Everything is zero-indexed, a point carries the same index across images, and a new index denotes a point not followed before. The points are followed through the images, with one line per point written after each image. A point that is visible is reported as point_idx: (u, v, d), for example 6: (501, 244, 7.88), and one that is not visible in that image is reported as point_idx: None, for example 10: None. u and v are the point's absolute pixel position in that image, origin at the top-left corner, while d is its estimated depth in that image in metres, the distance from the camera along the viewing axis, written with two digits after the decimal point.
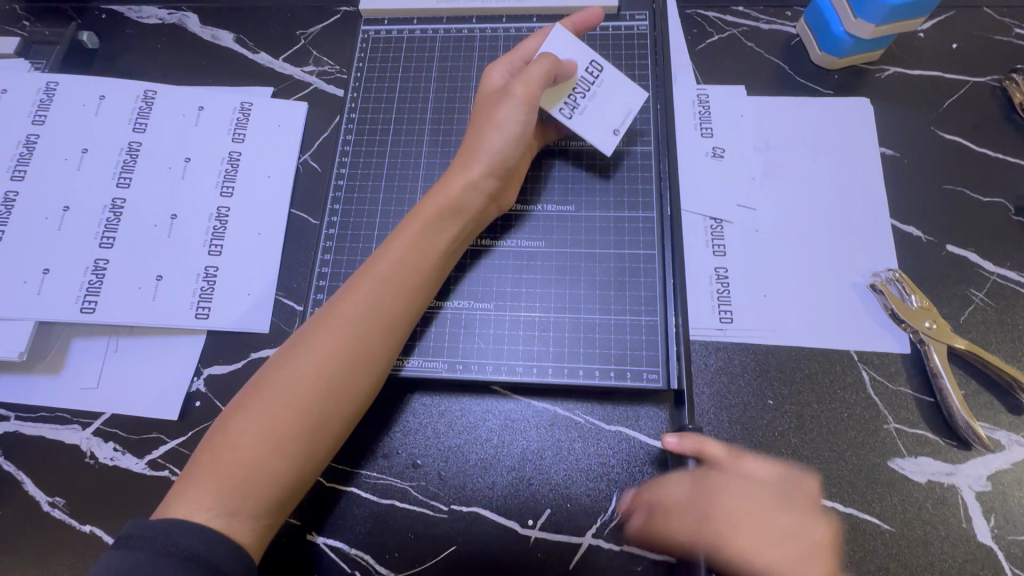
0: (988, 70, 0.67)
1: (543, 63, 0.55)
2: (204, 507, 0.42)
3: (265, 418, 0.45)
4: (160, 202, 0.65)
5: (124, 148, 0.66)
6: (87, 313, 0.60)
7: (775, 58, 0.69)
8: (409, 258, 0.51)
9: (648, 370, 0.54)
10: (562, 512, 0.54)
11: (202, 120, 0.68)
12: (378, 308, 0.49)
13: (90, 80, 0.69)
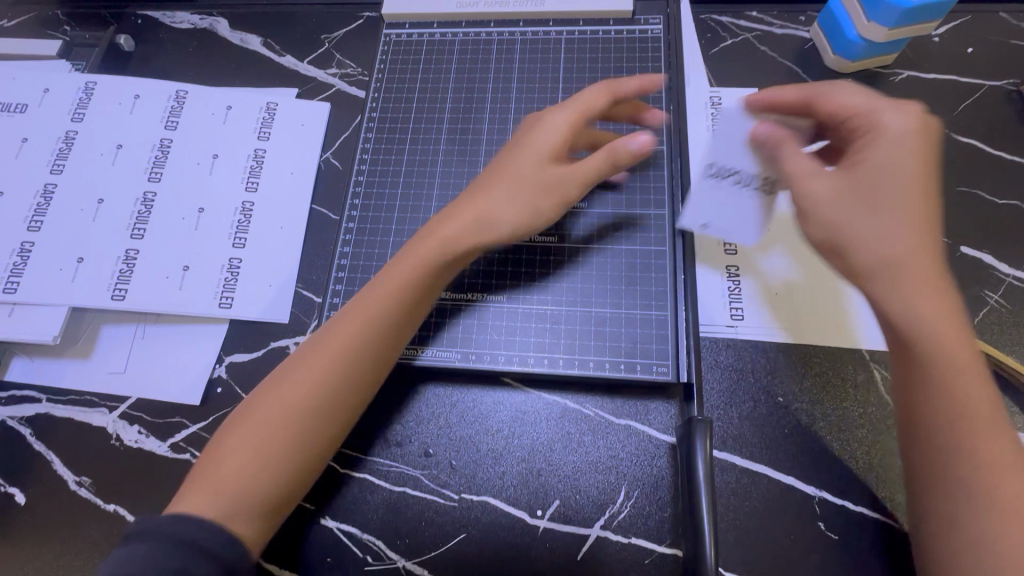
0: (1003, 73, 0.67)
1: (600, 158, 0.54)
2: (198, 509, 0.44)
3: (257, 436, 0.46)
4: (188, 197, 0.67)
5: (156, 145, 0.69)
6: (118, 300, 0.63)
7: (788, 62, 0.70)
8: (407, 282, 0.51)
9: (657, 364, 0.55)
10: (571, 503, 0.55)
11: (230, 119, 0.71)
12: (372, 327, 0.50)
13: (125, 81, 0.72)
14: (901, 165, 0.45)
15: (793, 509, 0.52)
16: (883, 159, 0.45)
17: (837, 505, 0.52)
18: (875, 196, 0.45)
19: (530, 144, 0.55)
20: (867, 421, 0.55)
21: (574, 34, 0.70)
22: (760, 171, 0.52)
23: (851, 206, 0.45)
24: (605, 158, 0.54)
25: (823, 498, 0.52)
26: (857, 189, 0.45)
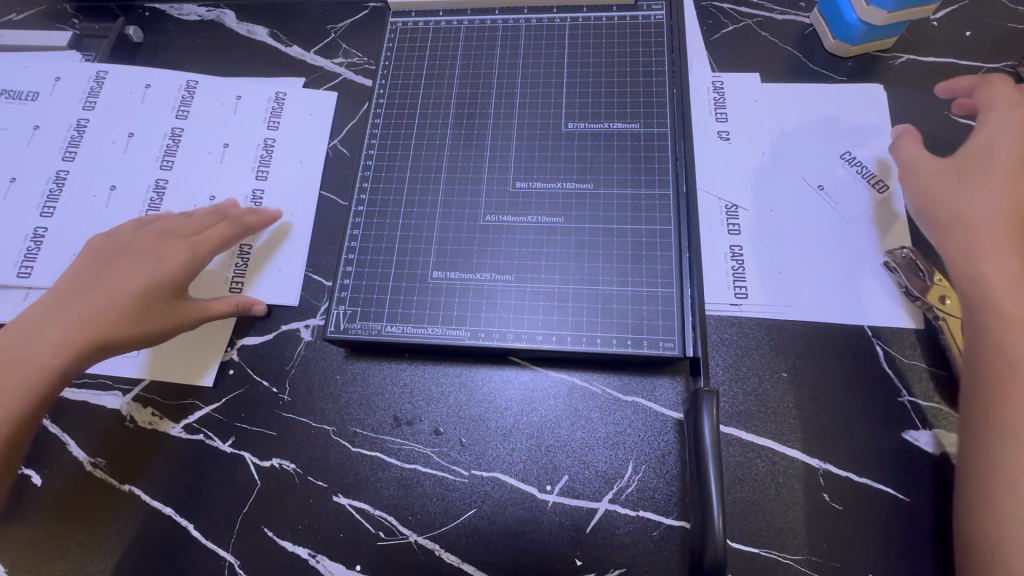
0: (1002, 56, 0.68)
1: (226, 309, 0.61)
2: None
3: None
4: (198, 184, 0.68)
5: (167, 134, 0.70)
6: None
7: (789, 47, 0.71)
8: (95, 315, 0.56)
9: (664, 340, 0.55)
10: (579, 478, 0.56)
11: (240, 109, 0.72)
12: (20, 348, 0.54)
13: (136, 71, 0.73)
14: (1002, 153, 0.56)
15: (798, 481, 0.53)
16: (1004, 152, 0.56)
17: (841, 476, 0.53)
18: (980, 180, 0.56)
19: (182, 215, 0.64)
20: (870, 394, 0.56)
21: (578, 20, 0.71)
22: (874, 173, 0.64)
23: (953, 184, 0.57)
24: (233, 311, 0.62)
25: (828, 470, 0.53)
26: (965, 178, 0.57)
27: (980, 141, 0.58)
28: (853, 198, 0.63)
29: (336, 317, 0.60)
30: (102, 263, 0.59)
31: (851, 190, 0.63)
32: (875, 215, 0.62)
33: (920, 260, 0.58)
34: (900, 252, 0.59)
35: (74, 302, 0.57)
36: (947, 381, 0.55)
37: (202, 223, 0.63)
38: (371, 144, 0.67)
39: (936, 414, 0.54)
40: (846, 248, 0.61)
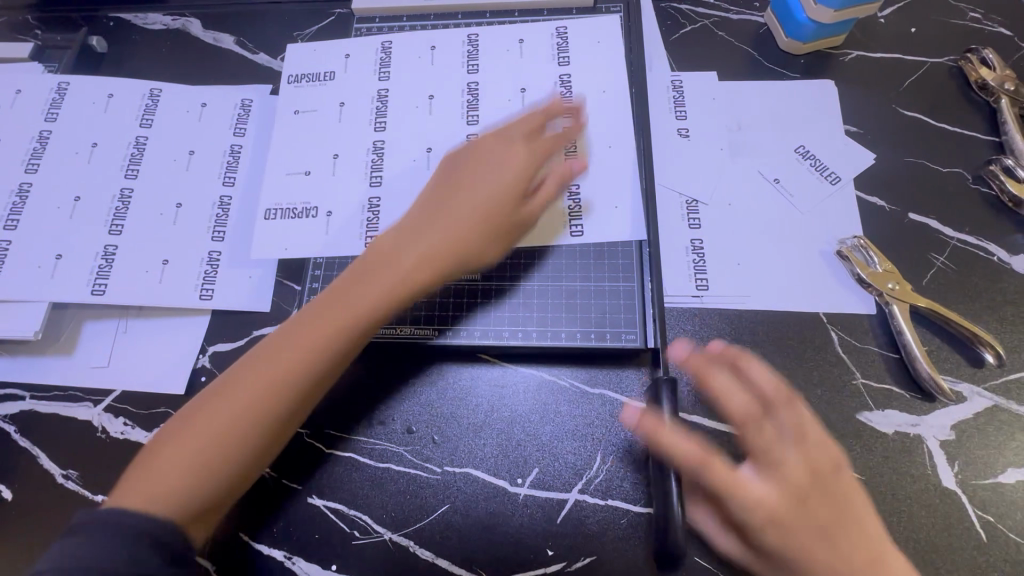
0: (945, 51, 0.71)
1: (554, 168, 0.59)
2: (168, 487, 0.45)
3: (203, 439, 0.46)
4: (618, 126, 0.64)
5: (375, 96, 0.69)
6: (579, 235, 0.59)
7: (745, 46, 0.73)
8: (383, 265, 0.53)
9: (626, 332, 0.58)
10: (549, 471, 0.57)
11: (437, 60, 0.70)
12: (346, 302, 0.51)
13: (332, 44, 0.72)
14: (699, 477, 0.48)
15: None
16: (788, 463, 0.47)
17: None
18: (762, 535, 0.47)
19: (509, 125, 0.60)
20: (827, 377, 0.58)
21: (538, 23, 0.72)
22: (831, 168, 0.66)
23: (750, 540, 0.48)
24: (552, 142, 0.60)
25: None
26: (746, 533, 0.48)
27: (696, 456, 0.47)
28: (807, 192, 0.65)
29: None
30: (450, 189, 0.57)
31: (804, 183, 0.65)
32: (828, 206, 0.64)
33: (869, 249, 0.61)
34: (850, 242, 0.62)
35: (418, 237, 0.54)
36: (897, 363, 0.58)
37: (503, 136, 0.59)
38: (335, 147, 0.67)
39: (888, 395, 0.57)
40: (801, 238, 0.63)
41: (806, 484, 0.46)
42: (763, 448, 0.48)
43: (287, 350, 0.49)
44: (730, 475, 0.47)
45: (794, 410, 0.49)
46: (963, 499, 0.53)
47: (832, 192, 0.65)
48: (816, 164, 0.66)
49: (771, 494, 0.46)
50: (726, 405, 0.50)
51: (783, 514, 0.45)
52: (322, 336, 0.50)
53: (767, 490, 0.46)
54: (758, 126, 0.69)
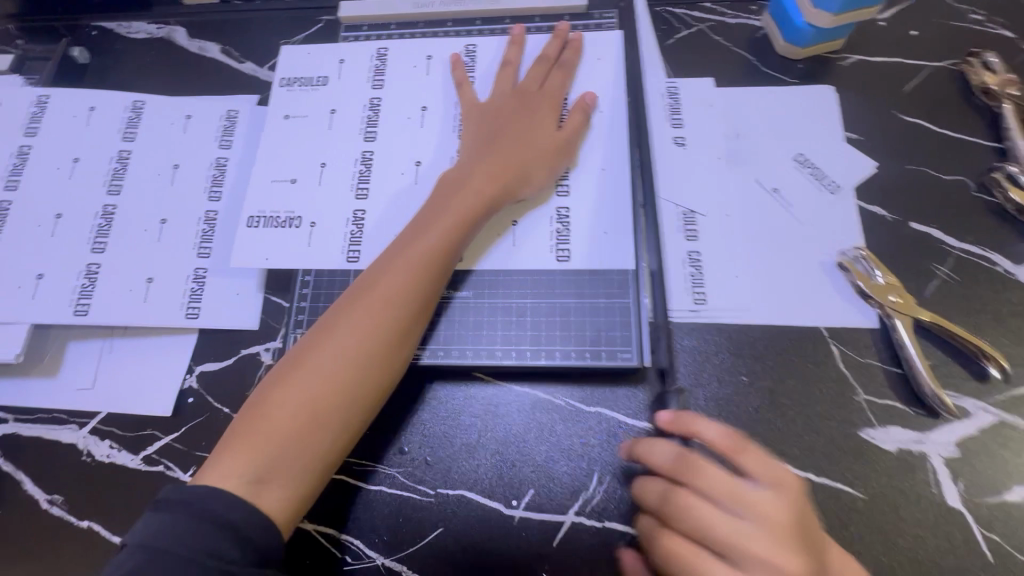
0: (946, 54, 0.70)
1: (575, 118, 0.63)
2: (246, 474, 0.44)
3: (282, 423, 0.46)
4: (611, 146, 0.63)
5: (367, 104, 0.67)
6: (566, 262, 0.59)
7: (742, 50, 0.72)
8: (431, 242, 0.54)
9: (621, 350, 0.57)
10: (544, 492, 0.56)
11: (433, 69, 0.69)
12: (393, 283, 0.52)
13: (330, 47, 0.71)
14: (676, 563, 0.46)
15: None
16: (764, 525, 0.43)
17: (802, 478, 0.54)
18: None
19: (531, 108, 0.63)
20: (828, 394, 0.56)
21: (530, 30, 0.71)
22: (832, 177, 0.64)
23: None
24: (580, 116, 0.63)
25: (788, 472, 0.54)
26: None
27: (687, 549, 0.45)
28: (807, 202, 0.63)
29: (293, 341, 0.61)
30: (495, 164, 0.59)
31: (803, 193, 0.64)
32: (829, 216, 0.63)
33: (871, 261, 0.59)
34: (851, 254, 0.60)
35: (455, 212, 0.56)
36: (900, 378, 0.56)
37: (530, 122, 0.62)
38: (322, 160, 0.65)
39: (891, 412, 0.55)
40: (801, 249, 0.62)
41: (790, 538, 0.43)
42: (730, 497, 0.45)
43: (349, 331, 0.50)
44: (717, 565, 0.44)
45: (746, 451, 0.47)
46: (968, 519, 0.52)
47: (832, 202, 0.63)
48: (816, 173, 0.65)
49: (764, 550, 0.42)
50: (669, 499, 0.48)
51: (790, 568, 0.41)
52: (385, 315, 0.51)
53: (759, 561, 0.42)
54: (756, 133, 0.67)
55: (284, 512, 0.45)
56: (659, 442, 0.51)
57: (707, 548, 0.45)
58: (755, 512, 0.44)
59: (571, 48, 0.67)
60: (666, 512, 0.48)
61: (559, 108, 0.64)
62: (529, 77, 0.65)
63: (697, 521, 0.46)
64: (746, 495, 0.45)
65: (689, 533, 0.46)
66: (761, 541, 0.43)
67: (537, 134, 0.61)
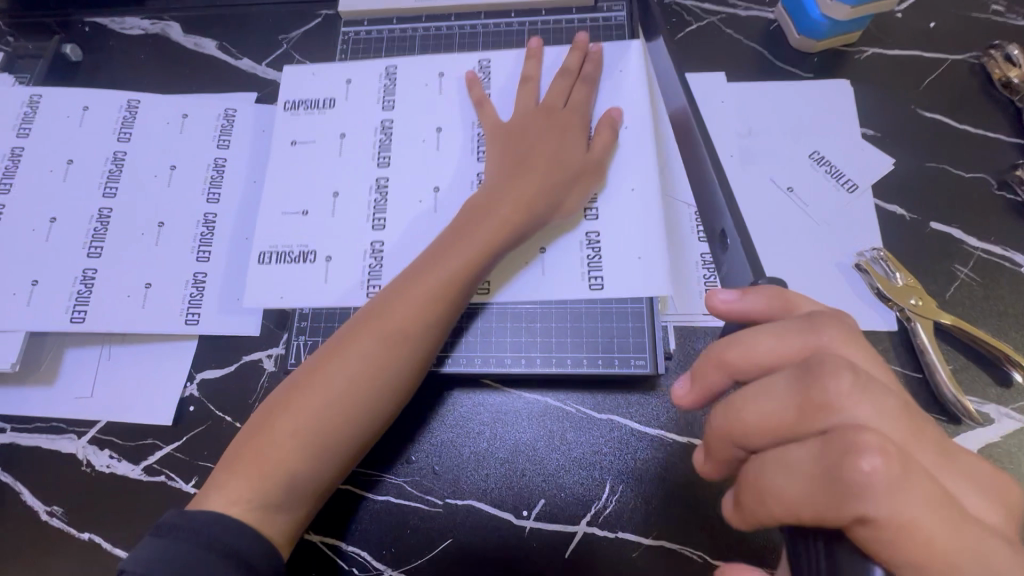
0: (966, 47, 0.67)
1: (605, 133, 0.59)
2: (245, 500, 0.44)
3: (282, 451, 0.45)
4: (639, 165, 0.60)
5: (378, 128, 0.65)
6: (600, 290, 0.56)
7: (754, 44, 0.69)
8: (443, 265, 0.52)
9: (635, 357, 0.56)
10: (555, 502, 0.55)
11: (445, 89, 0.66)
12: (403, 309, 0.50)
13: (336, 66, 0.68)
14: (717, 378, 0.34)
15: None
16: (893, 417, 0.30)
17: None
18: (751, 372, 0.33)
19: (555, 117, 0.59)
20: None
21: (536, 25, 0.69)
22: (849, 176, 0.62)
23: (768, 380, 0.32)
24: (608, 131, 0.59)
25: None
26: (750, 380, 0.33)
27: (818, 494, 0.29)
28: (824, 202, 0.62)
29: (297, 348, 0.59)
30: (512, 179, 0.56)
31: (819, 192, 0.62)
32: (846, 216, 0.61)
33: (890, 262, 0.57)
34: (870, 254, 0.58)
35: (471, 232, 0.53)
36: (920, 383, 0.55)
37: (556, 133, 0.58)
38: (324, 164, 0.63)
39: None
40: (818, 250, 0.60)
41: (922, 440, 0.30)
42: (819, 348, 0.32)
43: (359, 358, 0.48)
44: (869, 467, 0.27)
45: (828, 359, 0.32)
46: None
47: (849, 202, 0.61)
48: (832, 172, 0.63)
49: (888, 432, 0.29)
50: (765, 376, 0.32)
51: (921, 460, 0.30)
52: (396, 344, 0.49)
53: (921, 487, 0.28)
54: (770, 130, 0.65)
55: (284, 536, 0.45)
56: (765, 328, 0.34)
57: (816, 421, 0.30)
58: (872, 383, 0.30)
59: (591, 60, 0.63)
60: (759, 385, 0.32)
61: (586, 126, 0.60)
62: (552, 94, 0.61)
63: (768, 359, 0.33)
64: (871, 378, 0.31)
65: (819, 461, 0.29)
66: (930, 483, 0.28)
67: (562, 146, 0.58)
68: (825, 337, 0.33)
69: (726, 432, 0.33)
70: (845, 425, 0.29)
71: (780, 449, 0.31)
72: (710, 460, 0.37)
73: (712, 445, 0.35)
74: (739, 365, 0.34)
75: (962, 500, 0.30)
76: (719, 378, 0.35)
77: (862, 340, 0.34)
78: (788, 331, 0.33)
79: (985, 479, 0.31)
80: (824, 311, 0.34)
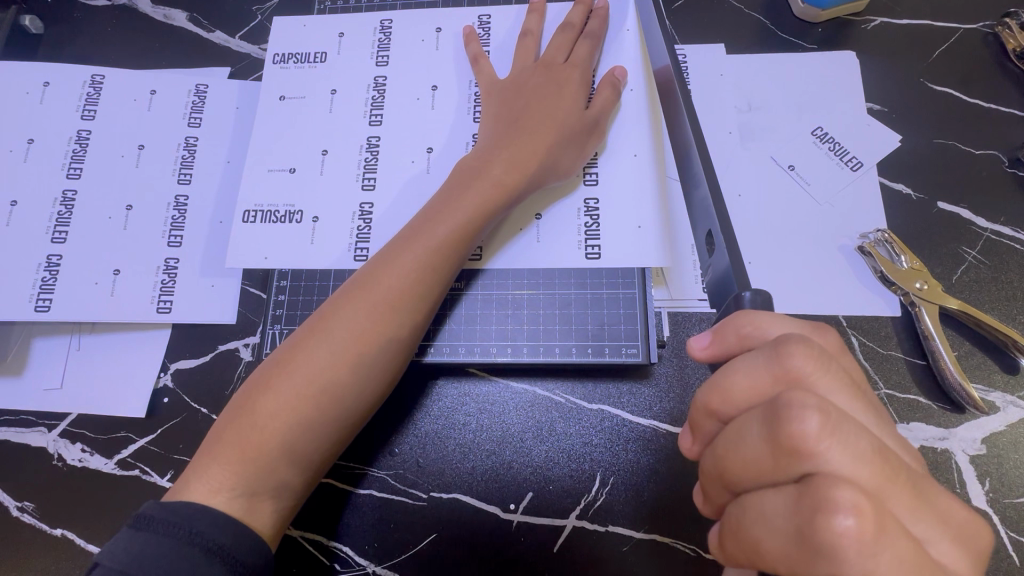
0: (980, 15, 0.64)
1: (605, 91, 0.55)
2: (226, 487, 0.41)
3: (265, 432, 0.42)
4: (641, 127, 0.56)
5: (370, 85, 0.61)
6: (596, 260, 0.53)
7: (756, 13, 0.65)
8: (431, 241, 0.48)
9: (627, 346, 0.53)
10: (544, 495, 0.53)
11: (442, 44, 0.62)
12: (389, 286, 0.47)
13: (328, 20, 0.64)
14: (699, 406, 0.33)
15: None
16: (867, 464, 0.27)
17: None
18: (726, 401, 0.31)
19: (551, 76, 0.56)
20: None
21: None
22: (853, 153, 0.59)
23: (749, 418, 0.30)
24: (609, 90, 0.56)
25: None
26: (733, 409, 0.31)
27: (791, 548, 0.27)
28: (826, 179, 0.59)
29: (271, 337, 0.57)
30: (513, 137, 0.53)
31: (822, 170, 0.59)
32: (848, 195, 0.58)
33: (894, 244, 0.55)
34: (873, 236, 0.56)
35: (463, 202, 0.50)
36: (924, 371, 0.53)
37: (553, 95, 0.55)
38: (300, 141, 0.60)
39: (913, 406, 0.52)
40: (819, 230, 0.57)
41: (897, 485, 0.27)
42: (791, 381, 0.30)
43: (343, 336, 0.45)
44: (844, 525, 0.25)
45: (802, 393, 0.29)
46: (995, 520, 0.48)
47: (853, 180, 0.59)
48: (836, 149, 0.60)
49: (859, 480, 0.27)
50: (740, 418, 0.30)
51: (893, 508, 0.27)
52: (383, 322, 0.46)
53: (895, 546, 0.25)
54: (772, 104, 0.62)
55: (271, 527, 0.42)
56: (740, 364, 0.31)
57: (789, 467, 0.28)
58: (845, 425, 0.27)
59: (598, 15, 0.59)
60: (735, 430, 0.30)
61: (587, 85, 0.56)
62: (552, 48, 0.57)
63: (743, 396, 0.31)
64: (844, 419, 0.28)
65: (794, 515, 0.27)
66: (900, 535, 0.26)
67: (559, 106, 0.54)
68: (797, 372, 0.29)
69: (714, 475, 0.32)
70: (816, 473, 0.27)
71: (754, 494, 0.29)
72: (705, 502, 0.35)
73: (704, 486, 0.34)
74: (717, 408, 0.32)
75: (931, 549, 0.27)
76: (706, 420, 0.33)
77: (838, 369, 0.31)
78: (758, 365, 0.31)
79: (962, 519, 0.29)
80: (798, 337, 0.31)
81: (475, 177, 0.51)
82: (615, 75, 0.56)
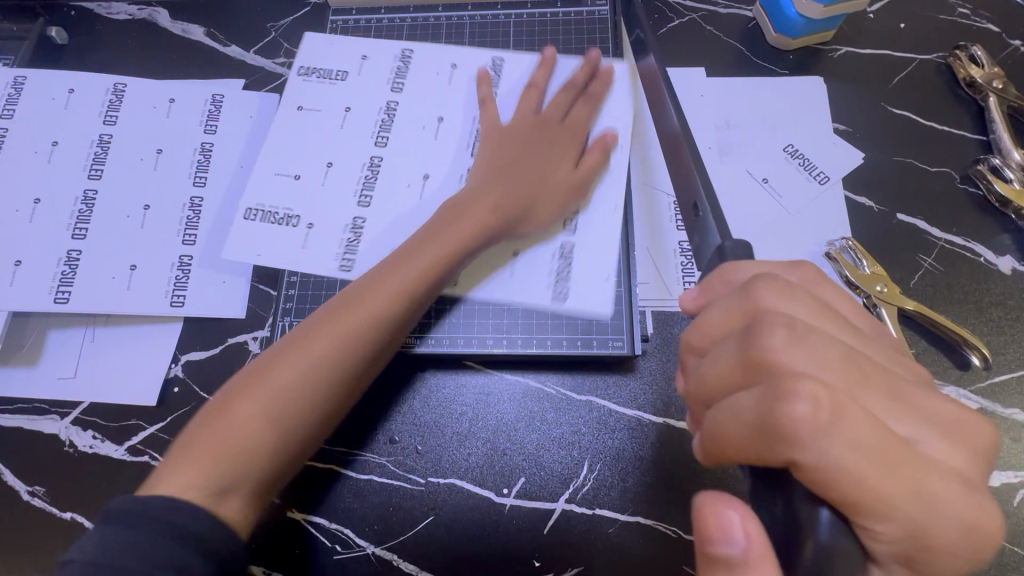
0: (935, 47, 0.70)
1: (596, 151, 0.61)
2: (196, 484, 0.43)
3: (237, 435, 0.45)
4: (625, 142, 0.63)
5: (383, 108, 0.66)
6: (564, 303, 0.58)
7: (734, 41, 0.71)
8: (406, 266, 0.52)
9: (613, 339, 0.58)
10: (535, 480, 0.56)
11: (456, 78, 0.67)
12: (366, 306, 0.50)
13: (355, 41, 0.69)
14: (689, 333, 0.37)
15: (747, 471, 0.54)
16: (816, 363, 0.32)
17: None
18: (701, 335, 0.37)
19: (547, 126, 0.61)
20: None
21: (522, 17, 0.72)
22: (821, 169, 0.65)
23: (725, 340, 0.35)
24: (600, 150, 0.61)
25: None
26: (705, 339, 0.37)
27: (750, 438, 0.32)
28: (795, 191, 0.64)
29: (282, 329, 0.60)
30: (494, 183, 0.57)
31: (792, 184, 0.64)
32: (816, 208, 0.63)
33: (857, 251, 0.60)
34: (839, 244, 0.61)
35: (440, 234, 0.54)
36: None
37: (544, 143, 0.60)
38: (309, 148, 0.64)
39: None
40: (790, 238, 0.62)
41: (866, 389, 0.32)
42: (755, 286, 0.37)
43: (320, 350, 0.48)
44: (800, 410, 0.30)
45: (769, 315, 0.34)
46: None
47: (821, 194, 0.64)
48: (805, 165, 0.65)
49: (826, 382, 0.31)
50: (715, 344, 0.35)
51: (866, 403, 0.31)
52: (359, 342, 0.49)
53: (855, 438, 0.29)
54: (749, 122, 0.67)
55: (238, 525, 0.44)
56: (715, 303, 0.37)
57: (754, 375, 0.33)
58: (809, 337, 0.32)
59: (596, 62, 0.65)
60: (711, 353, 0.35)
61: (579, 143, 0.61)
62: (554, 105, 0.62)
63: (718, 328, 0.36)
64: (810, 334, 0.32)
65: (756, 405, 0.31)
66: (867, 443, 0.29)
67: (544, 160, 0.59)
68: (760, 302, 0.35)
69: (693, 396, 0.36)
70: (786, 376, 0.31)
71: (722, 401, 0.34)
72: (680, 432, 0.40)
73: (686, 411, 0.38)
74: (696, 347, 0.37)
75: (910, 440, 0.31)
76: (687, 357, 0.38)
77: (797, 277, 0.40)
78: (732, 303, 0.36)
79: (958, 419, 0.32)
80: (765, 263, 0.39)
81: (459, 214, 0.56)
82: (607, 138, 0.61)
